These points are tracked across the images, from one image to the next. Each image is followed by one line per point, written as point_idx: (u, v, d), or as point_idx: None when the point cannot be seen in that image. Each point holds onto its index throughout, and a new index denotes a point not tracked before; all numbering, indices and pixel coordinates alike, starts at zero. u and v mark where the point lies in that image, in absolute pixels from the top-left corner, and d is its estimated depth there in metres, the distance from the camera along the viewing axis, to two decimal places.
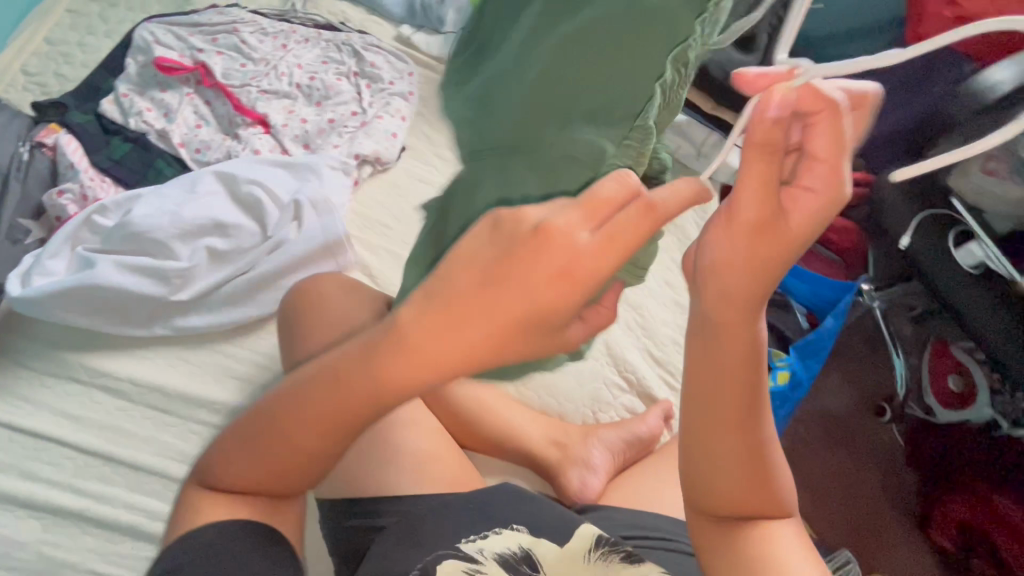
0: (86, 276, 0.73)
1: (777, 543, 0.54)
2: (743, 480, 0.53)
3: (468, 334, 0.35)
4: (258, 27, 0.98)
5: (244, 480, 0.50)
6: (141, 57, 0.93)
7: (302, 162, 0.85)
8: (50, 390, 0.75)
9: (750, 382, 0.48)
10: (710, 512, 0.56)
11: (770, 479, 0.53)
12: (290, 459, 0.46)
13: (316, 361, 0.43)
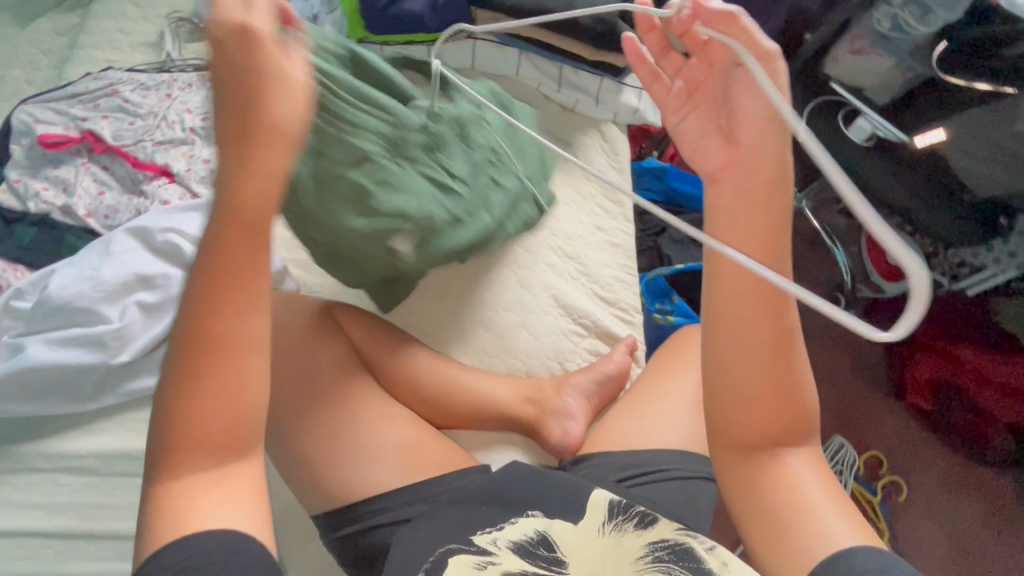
0: (16, 364, 0.71)
1: (793, 478, 0.57)
2: (764, 407, 0.56)
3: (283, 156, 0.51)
4: (137, 83, 0.97)
5: (216, 424, 0.48)
6: (25, 140, 0.91)
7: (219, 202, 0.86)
8: (10, 484, 0.73)
9: (776, 320, 0.54)
10: (735, 444, 0.59)
11: (791, 409, 0.56)
12: (244, 351, 0.49)
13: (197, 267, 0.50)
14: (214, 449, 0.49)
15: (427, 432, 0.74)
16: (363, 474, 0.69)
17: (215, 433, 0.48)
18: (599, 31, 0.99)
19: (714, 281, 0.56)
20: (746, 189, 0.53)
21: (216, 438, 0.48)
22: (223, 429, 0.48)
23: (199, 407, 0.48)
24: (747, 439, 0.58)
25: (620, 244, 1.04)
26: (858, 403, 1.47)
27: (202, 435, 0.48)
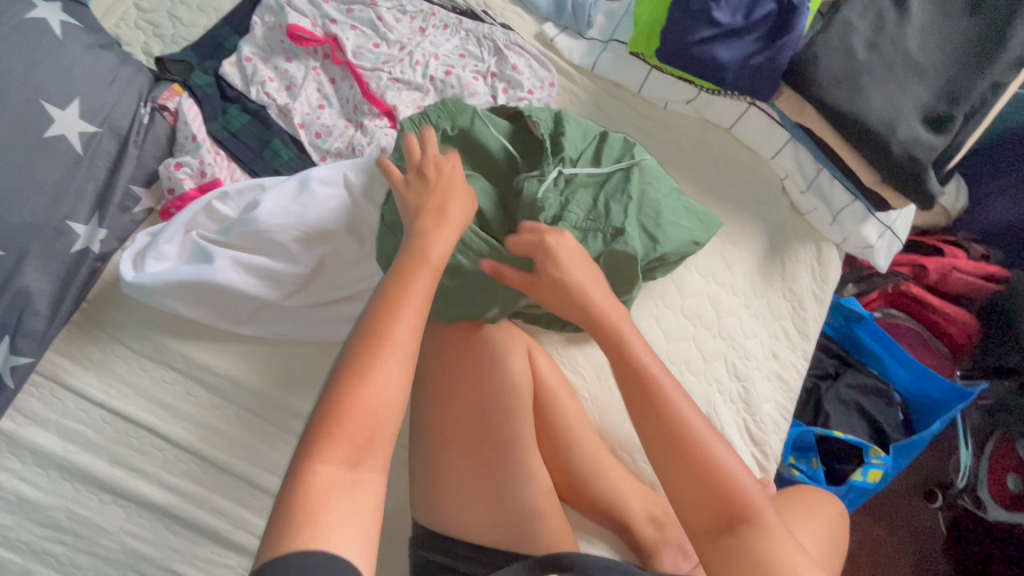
0: (200, 274, 0.67)
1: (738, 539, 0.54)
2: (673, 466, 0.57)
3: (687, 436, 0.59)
4: (397, 3, 0.89)
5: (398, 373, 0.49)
6: (269, 18, 0.84)
7: (366, 208, 0.72)
8: (146, 374, 0.72)
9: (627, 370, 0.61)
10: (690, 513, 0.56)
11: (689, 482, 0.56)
12: (400, 355, 0.50)
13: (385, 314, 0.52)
14: (360, 431, 0.46)
15: (554, 507, 0.73)
16: (468, 516, 0.71)
17: (390, 406, 0.48)
18: (902, 169, 0.79)
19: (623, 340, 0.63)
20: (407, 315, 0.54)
21: (391, 400, 0.48)
22: (385, 404, 0.48)
23: (363, 392, 0.47)
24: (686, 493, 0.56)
25: (789, 383, 0.95)
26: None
27: (347, 422, 0.46)
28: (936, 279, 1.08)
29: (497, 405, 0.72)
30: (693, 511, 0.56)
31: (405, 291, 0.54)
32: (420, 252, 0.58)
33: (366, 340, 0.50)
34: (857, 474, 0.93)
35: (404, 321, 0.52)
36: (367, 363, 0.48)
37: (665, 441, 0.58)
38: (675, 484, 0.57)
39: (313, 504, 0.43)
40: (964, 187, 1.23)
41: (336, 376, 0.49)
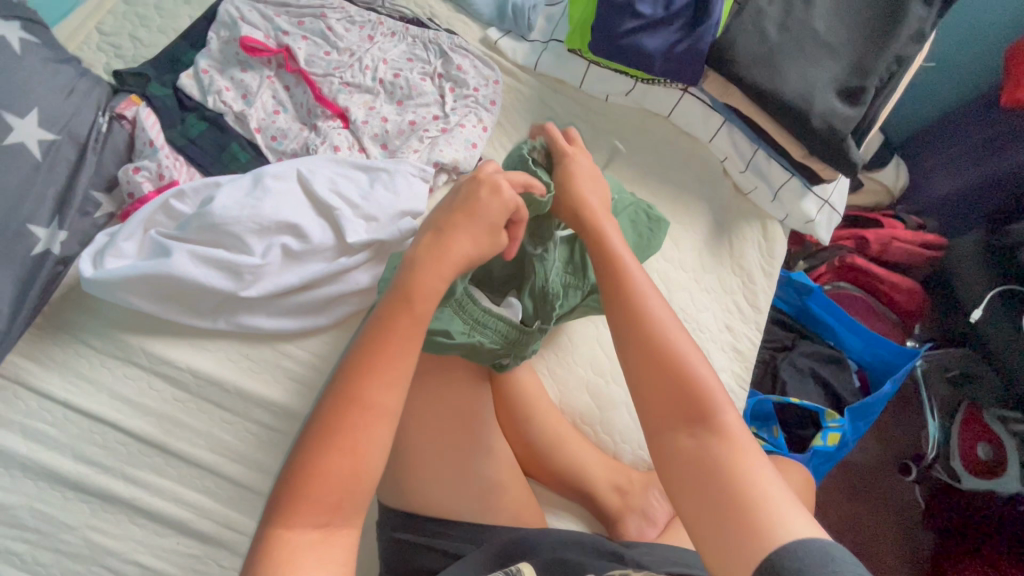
0: (157, 267, 0.70)
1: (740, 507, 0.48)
2: (655, 390, 0.56)
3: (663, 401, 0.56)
4: (346, 14, 0.95)
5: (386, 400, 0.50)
6: (224, 33, 0.89)
7: (318, 199, 0.77)
8: (109, 372, 0.74)
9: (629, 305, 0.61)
10: (666, 426, 0.55)
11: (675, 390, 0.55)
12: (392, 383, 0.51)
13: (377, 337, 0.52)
14: (333, 491, 0.46)
15: (515, 479, 0.74)
16: (435, 493, 0.71)
17: (353, 472, 0.47)
18: (825, 140, 0.84)
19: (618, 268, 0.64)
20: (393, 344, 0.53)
21: (382, 414, 0.49)
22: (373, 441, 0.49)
23: (329, 455, 0.47)
24: (663, 407, 0.55)
25: (744, 352, 0.99)
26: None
27: (315, 489, 0.45)
28: (878, 250, 1.15)
29: (458, 384, 0.72)
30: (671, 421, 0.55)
31: (388, 344, 0.52)
32: (404, 305, 0.54)
33: (342, 399, 0.49)
34: (817, 438, 0.96)
35: (382, 382, 0.50)
36: (346, 436, 0.47)
37: (630, 346, 0.59)
38: (650, 397, 0.56)
39: (283, 567, 0.42)
40: (902, 166, 1.30)
41: (341, 376, 0.50)
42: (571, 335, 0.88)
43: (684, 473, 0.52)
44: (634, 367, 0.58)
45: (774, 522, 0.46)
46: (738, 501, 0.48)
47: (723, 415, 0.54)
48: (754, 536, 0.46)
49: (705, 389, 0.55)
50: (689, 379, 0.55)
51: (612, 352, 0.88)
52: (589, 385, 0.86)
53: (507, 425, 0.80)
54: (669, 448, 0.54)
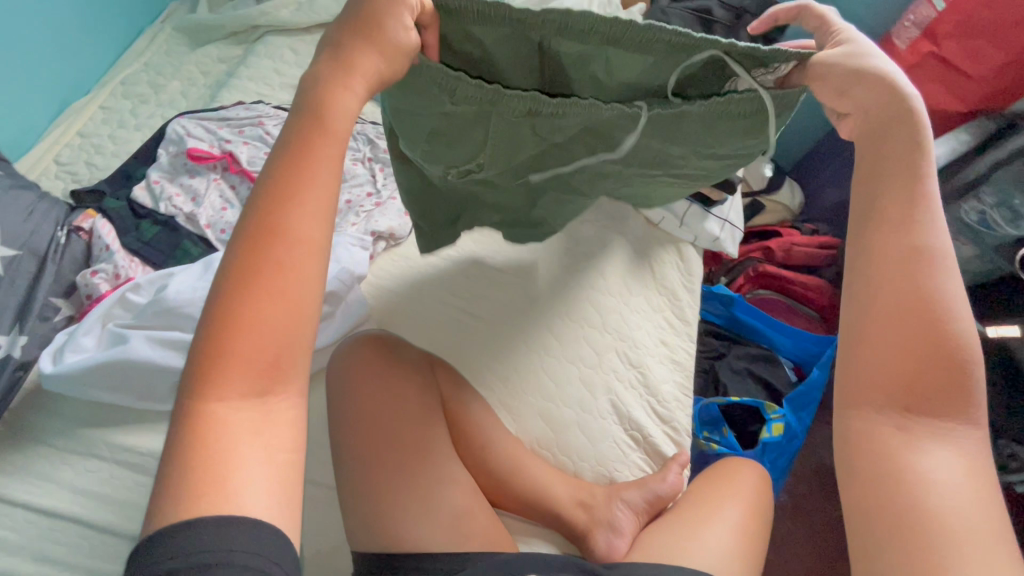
0: (115, 353, 0.75)
1: (914, 489, 0.41)
2: (894, 345, 0.43)
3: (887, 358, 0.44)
4: (281, 120, 1.09)
5: (311, 238, 0.45)
6: (173, 148, 1.01)
7: None
8: (69, 467, 0.76)
9: (893, 244, 0.46)
10: (879, 393, 0.44)
11: (915, 367, 0.43)
12: (306, 244, 0.45)
13: (281, 193, 0.45)
14: (262, 353, 0.42)
15: (482, 506, 0.75)
16: (411, 527, 0.70)
17: (278, 325, 0.43)
18: None
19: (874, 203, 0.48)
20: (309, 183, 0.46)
21: (305, 259, 0.45)
22: (294, 304, 0.44)
23: (249, 305, 0.42)
24: (896, 375, 0.43)
25: (682, 362, 1.06)
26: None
27: (238, 348, 0.42)
28: (783, 256, 1.29)
29: (411, 424, 0.77)
30: (899, 381, 0.43)
31: (308, 173, 0.46)
32: (322, 130, 0.47)
33: (258, 241, 0.44)
34: (764, 432, 1.02)
35: (304, 215, 0.45)
36: (260, 280, 0.43)
37: (874, 285, 0.46)
38: (877, 347, 0.44)
39: (214, 446, 0.40)
40: (795, 185, 1.48)
41: (246, 233, 0.44)
42: (518, 366, 0.94)
43: (871, 456, 0.43)
44: (867, 305, 0.46)
45: (961, 547, 0.38)
46: (921, 513, 0.40)
47: (960, 411, 0.43)
48: (941, 565, 0.38)
49: (958, 368, 0.43)
50: (948, 348, 0.43)
51: (560, 378, 0.95)
52: (542, 411, 0.92)
53: (471, 461, 0.84)
54: (860, 422, 0.44)
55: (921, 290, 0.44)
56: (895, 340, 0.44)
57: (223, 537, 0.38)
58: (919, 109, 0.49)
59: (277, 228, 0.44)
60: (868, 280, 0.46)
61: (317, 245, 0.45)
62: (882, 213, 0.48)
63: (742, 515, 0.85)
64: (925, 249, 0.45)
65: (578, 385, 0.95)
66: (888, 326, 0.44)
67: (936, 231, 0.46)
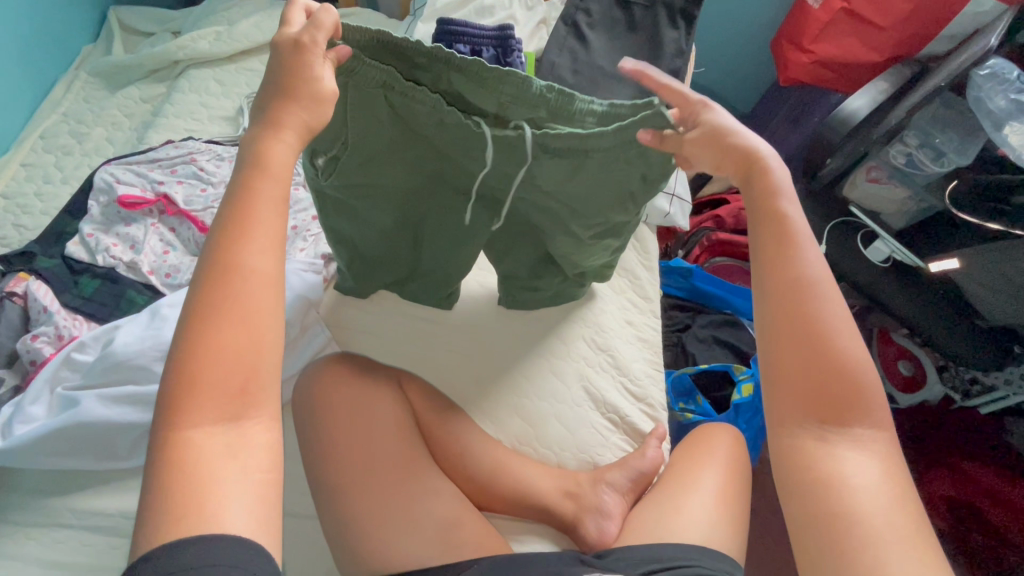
0: (66, 418, 0.72)
1: (839, 493, 0.48)
2: (800, 368, 0.51)
3: (797, 382, 0.51)
4: (214, 154, 1.06)
5: (264, 273, 0.47)
6: (103, 197, 0.98)
7: None
8: (38, 541, 0.73)
9: (786, 275, 0.54)
10: (795, 411, 0.51)
11: (822, 383, 0.50)
12: (255, 285, 0.46)
13: (236, 243, 0.47)
14: (235, 380, 0.44)
15: (467, 514, 0.75)
16: (395, 546, 0.70)
17: (249, 352, 0.45)
18: None
19: (768, 238, 0.56)
20: (267, 234, 0.48)
21: (265, 301, 0.46)
22: (245, 347, 0.45)
23: (214, 332, 0.44)
24: (807, 393, 0.51)
25: (649, 339, 1.08)
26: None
27: (206, 376, 0.43)
28: (733, 222, 1.33)
29: (386, 439, 0.77)
30: (803, 400, 0.51)
31: (253, 211, 0.48)
32: (257, 168, 0.49)
33: (216, 273, 0.45)
34: (735, 394, 1.05)
35: (257, 246, 0.47)
36: (227, 306, 0.45)
37: (775, 309, 0.53)
38: (786, 372, 0.52)
39: (189, 472, 0.41)
40: None
41: (198, 277, 0.46)
42: (487, 366, 0.95)
43: (798, 468, 0.50)
44: (772, 334, 0.53)
45: (874, 542, 0.45)
46: (848, 517, 0.46)
47: (865, 418, 0.51)
48: (860, 559, 0.45)
49: (855, 382, 0.50)
50: (837, 366, 0.50)
51: (530, 371, 0.96)
52: (517, 407, 0.93)
53: (450, 469, 0.84)
54: (787, 438, 0.51)
55: (812, 314, 0.51)
56: (797, 362, 0.51)
57: (198, 555, 0.39)
58: (772, 161, 0.59)
59: (226, 273, 0.46)
60: (770, 309, 0.53)
61: (273, 280, 0.47)
62: (769, 250, 0.55)
63: (722, 480, 0.88)
64: (807, 279, 0.53)
65: (550, 378, 0.96)
66: (790, 349, 0.51)
67: (812, 259, 0.54)
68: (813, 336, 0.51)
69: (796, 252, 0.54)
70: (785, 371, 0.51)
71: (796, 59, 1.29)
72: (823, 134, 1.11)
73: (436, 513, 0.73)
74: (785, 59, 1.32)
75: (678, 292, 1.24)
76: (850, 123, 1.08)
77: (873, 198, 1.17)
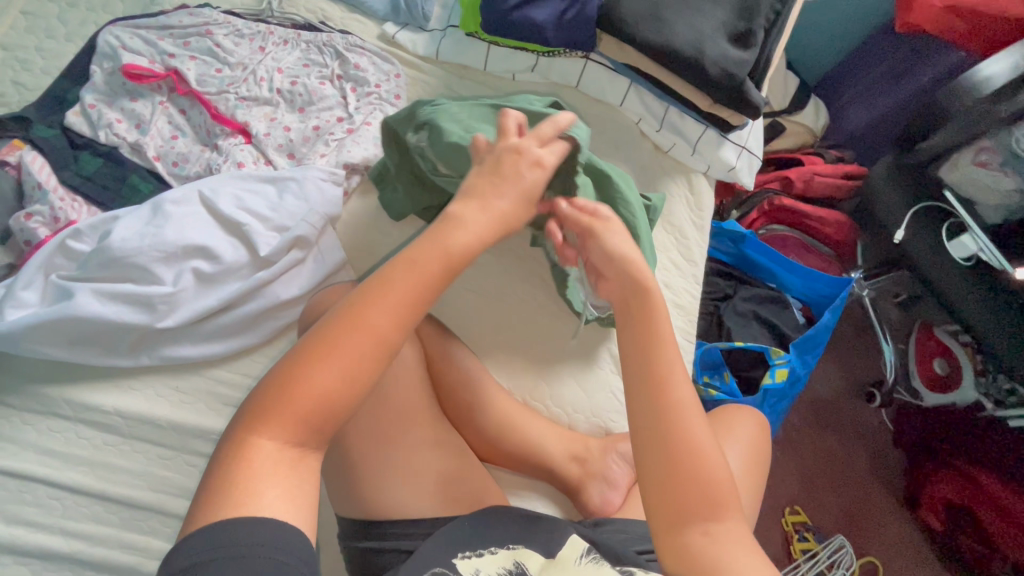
0: (60, 309, 0.68)
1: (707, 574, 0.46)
2: (678, 480, 0.49)
3: (673, 489, 0.49)
4: (233, 29, 0.93)
5: (384, 332, 0.47)
6: (107, 64, 0.87)
7: (223, 221, 0.76)
8: (32, 428, 0.71)
9: (651, 360, 0.52)
10: (684, 528, 0.48)
11: (699, 491, 0.49)
12: (369, 342, 0.47)
13: (367, 298, 0.48)
14: (315, 412, 0.45)
15: (469, 466, 0.72)
16: (393, 492, 0.67)
17: (336, 402, 0.46)
18: (724, 85, 0.86)
19: (629, 318, 0.54)
20: (395, 298, 0.48)
21: (369, 357, 0.47)
22: (329, 397, 0.46)
23: (314, 376, 0.45)
24: (679, 506, 0.49)
25: (685, 307, 0.98)
26: (867, 510, 1.38)
27: (296, 406, 0.45)
28: (802, 188, 1.23)
29: (400, 379, 0.71)
30: (679, 519, 0.49)
31: (389, 271, 0.50)
32: (441, 246, 0.51)
33: (344, 321, 0.47)
34: (766, 377, 0.99)
35: (384, 304, 0.48)
36: (334, 349, 0.46)
37: (637, 398, 0.52)
38: (653, 470, 0.50)
39: (247, 476, 0.43)
40: (821, 104, 1.35)
41: (331, 316, 0.48)
42: (509, 311, 0.88)
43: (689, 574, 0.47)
44: (647, 434, 0.50)
45: None
46: None
47: (727, 517, 0.49)
48: None
49: (716, 492, 0.49)
50: (703, 484, 0.49)
51: (552, 326, 0.88)
52: (535, 360, 0.86)
53: (454, 415, 0.79)
54: (683, 545, 0.48)
55: (677, 396, 0.51)
56: (671, 471, 0.49)
57: (250, 535, 0.40)
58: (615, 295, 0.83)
59: (350, 317, 0.47)
60: (642, 398, 0.51)
61: (391, 341, 0.48)
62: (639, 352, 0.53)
63: (737, 466, 0.82)
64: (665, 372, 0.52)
65: (575, 334, 0.88)
66: (661, 431, 0.50)
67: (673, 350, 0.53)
68: (674, 422, 0.50)
69: (655, 342, 0.53)
70: (662, 473, 0.49)
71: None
72: (946, 97, 0.97)
73: (439, 463, 0.70)
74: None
75: (726, 258, 1.15)
76: (982, 90, 0.93)
77: (974, 182, 1.00)
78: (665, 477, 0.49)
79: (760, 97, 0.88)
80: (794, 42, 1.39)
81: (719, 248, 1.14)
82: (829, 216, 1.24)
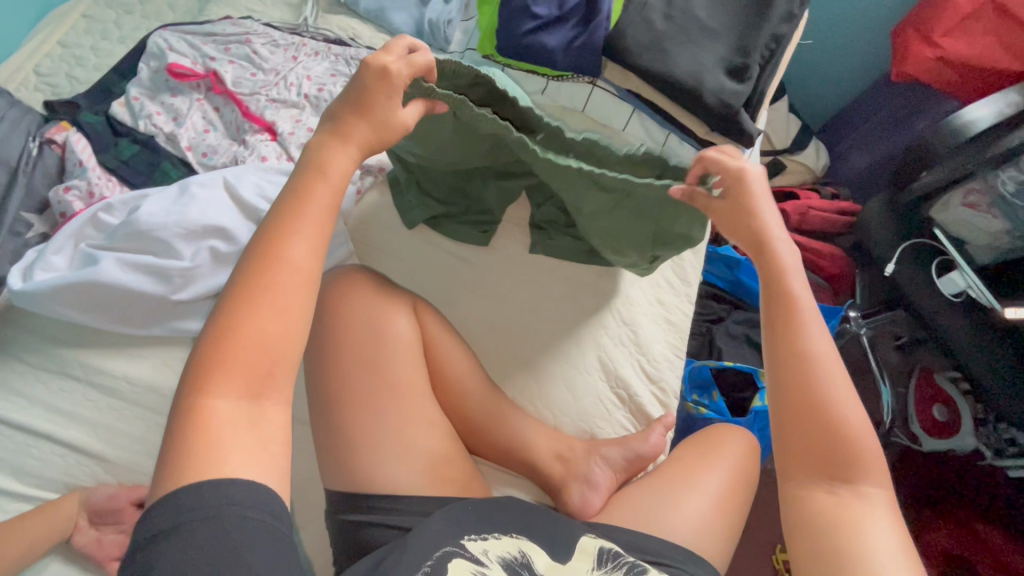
0: (86, 274, 0.73)
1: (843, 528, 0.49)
2: (815, 435, 0.52)
3: (805, 448, 0.52)
4: (270, 39, 1.02)
5: (310, 269, 0.49)
6: (154, 63, 0.95)
7: (227, 207, 0.80)
8: (42, 385, 0.75)
9: (786, 326, 0.56)
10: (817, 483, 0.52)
11: (835, 443, 0.51)
12: (297, 276, 0.48)
13: (288, 243, 0.49)
14: (257, 359, 0.45)
15: (458, 451, 0.74)
16: (381, 469, 0.69)
17: (278, 337, 0.46)
18: (720, 114, 0.92)
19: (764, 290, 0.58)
20: (313, 242, 0.50)
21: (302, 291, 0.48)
22: (264, 339, 0.46)
23: (255, 317, 0.46)
24: (814, 462, 0.52)
25: (677, 323, 1.01)
26: None
27: (234, 353, 0.45)
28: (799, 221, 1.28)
29: (395, 360, 0.74)
30: (808, 482, 0.52)
31: (305, 216, 0.51)
32: (318, 173, 0.54)
33: (260, 269, 0.47)
34: (756, 399, 1.00)
35: (301, 241, 0.50)
36: (267, 290, 0.47)
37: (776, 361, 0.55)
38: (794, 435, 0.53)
39: (205, 435, 0.42)
40: (822, 146, 1.40)
41: (247, 256, 0.49)
42: (506, 312, 0.92)
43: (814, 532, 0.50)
44: (782, 394, 0.54)
45: None
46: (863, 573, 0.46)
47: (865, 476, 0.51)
48: None
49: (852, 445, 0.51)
50: (838, 435, 0.52)
51: (547, 330, 0.92)
52: (528, 361, 0.89)
53: (449, 404, 0.82)
54: (805, 505, 0.52)
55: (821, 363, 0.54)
56: (810, 433, 0.52)
57: (220, 496, 0.40)
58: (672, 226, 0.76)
59: (267, 259, 0.48)
60: (781, 362, 0.55)
61: (313, 276, 0.49)
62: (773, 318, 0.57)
63: (724, 481, 0.81)
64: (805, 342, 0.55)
65: (569, 340, 0.91)
66: (800, 393, 0.53)
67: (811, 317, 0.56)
68: (810, 379, 0.53)
69: (789, 308, 0.56)
70: (800, 435, 0.53)
71: (919, 51, 1.15)
72: (931, 140, 1.01)
73: (428, 441, 0.72)
74: (907, 50, 1.18)
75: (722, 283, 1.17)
76: (966, 133, 0.98)
77: (963, 224, 1.04)
78: (802, 430, 0.53)
79: (754, 126, 0.93)
80: (796, 85, 1.46)
81: (715, 272, 1.17)
82: (824, 249, 1.29)
